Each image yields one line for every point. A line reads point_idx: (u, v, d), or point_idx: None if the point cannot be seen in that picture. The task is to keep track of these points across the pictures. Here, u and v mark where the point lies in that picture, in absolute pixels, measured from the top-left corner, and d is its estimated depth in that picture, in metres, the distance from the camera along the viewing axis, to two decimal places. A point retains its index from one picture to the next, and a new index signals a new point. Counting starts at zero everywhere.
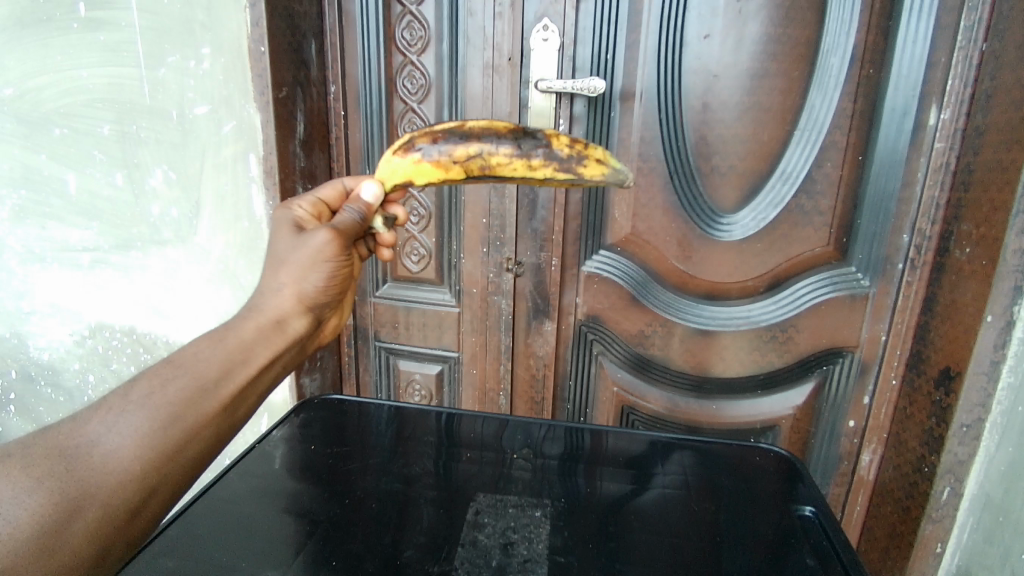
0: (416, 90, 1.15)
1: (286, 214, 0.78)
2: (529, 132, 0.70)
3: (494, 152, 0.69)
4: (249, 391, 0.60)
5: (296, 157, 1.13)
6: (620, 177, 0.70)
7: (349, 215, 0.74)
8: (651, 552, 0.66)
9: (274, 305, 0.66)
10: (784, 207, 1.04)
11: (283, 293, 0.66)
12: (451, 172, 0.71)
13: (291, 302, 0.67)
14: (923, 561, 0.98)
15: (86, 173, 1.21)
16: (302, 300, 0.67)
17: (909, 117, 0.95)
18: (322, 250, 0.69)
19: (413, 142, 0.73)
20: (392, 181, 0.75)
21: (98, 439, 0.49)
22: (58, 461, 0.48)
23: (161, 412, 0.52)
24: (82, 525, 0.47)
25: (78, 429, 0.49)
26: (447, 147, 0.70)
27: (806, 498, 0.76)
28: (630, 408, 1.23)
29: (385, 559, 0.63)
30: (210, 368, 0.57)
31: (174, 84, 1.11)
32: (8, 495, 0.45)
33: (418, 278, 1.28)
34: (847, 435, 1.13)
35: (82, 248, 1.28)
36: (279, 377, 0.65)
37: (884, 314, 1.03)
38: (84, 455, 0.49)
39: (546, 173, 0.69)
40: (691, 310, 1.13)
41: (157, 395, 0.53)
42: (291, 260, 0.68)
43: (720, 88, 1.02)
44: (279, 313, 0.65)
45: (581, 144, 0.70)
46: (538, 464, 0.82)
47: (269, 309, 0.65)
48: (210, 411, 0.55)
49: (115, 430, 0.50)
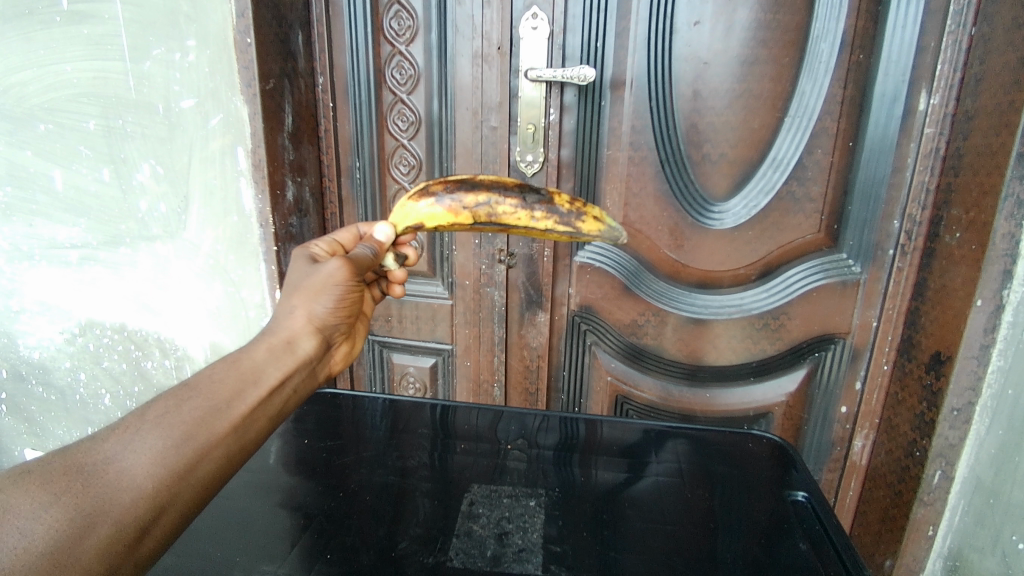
0: (405, 80, 1.14)
1: (308, 250, 0.80)
2: (534, 187, 0.75)
3: (501, 202, 0.73)
4: (258, 411, 0.58)
5: (285, 150, 1.12)
6: (615, 233, 0.74)
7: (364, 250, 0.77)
8: (646, 540, 0.66)
9: (286, 326, 0.66)
10: (775, 194, 1.04)
11: (295, 314, 0.67)
12: (461, 217, 0.74)
13: (302, 323, 0.68)
14: (914, 545, 0.99)
15: (72, 169, 1.20)
16: (313, 322, 0.69)
17: (899, 103, 0.94)
18: (333, 275, 0.70)
19: (428, 188, 0.77)
20: (405, 223, 0.78)
21: (113, 455, 0.47)
22: (75, 478, 0.45)
23: (175, 430, 0.50)
24: (93, 543, 0.44)
25: (95, 446, 0.47)
26: (460, 195, 0.75)
27: (800, 484, 0.77)
28: (625, 398, 1.24)
29: (380, 550, 0.63)
30: (223, 388, 0.55)
31: (160, 77, 1.09)
32: (26, 509, 0.43)
33: (410, 271, 1.27)
34: (839, 421, 1.13)
35: (70, 245, 1.27)
36: (292, 399, 0.64)
37: (875, 300, 1.04)
38: (99, 472, 0.46)
39: (547, 225, 0.73)
40: (683, 298, 1.13)
41: (172, 414, 0.51)
42: (301, 285, 0.70)
43: (711, 76, 1.02)
44: (290, 334, 0.66)
45: (579, 201, 0.74)
46: (534, 454, 0.83)
47: (280, 331, 0.66)
48: (222, 430, 0.53)
49: (132, 448, 0.48)
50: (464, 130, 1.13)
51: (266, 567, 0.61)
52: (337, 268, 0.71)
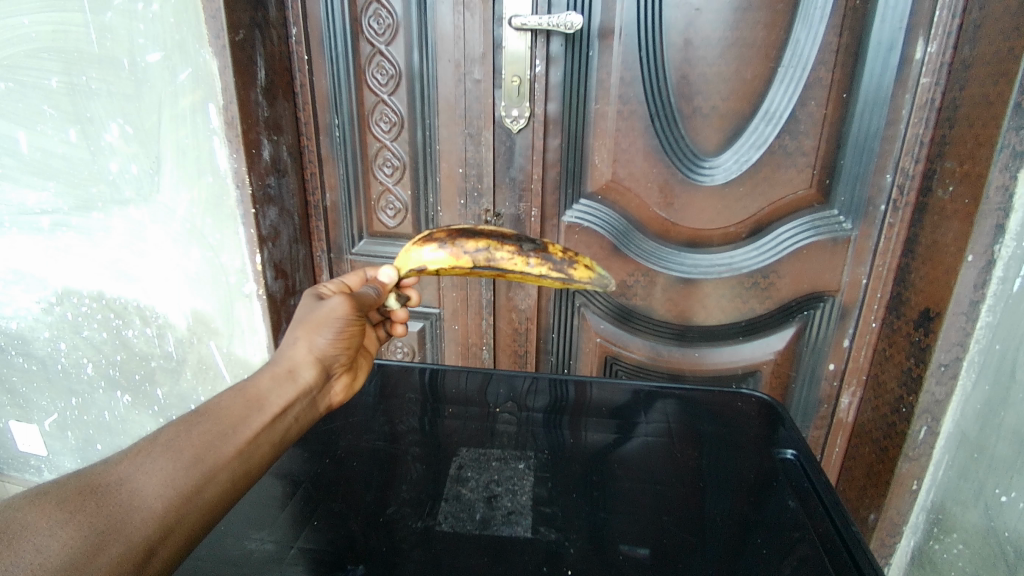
0: (383, 30, 1.09)
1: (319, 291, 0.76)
2: (529, 238, 0.76)
3: (499, 248, 0.73)
4: (262, 437, 0.55)
5: (259, 106, 1.07)
6: (604, 281, 0.75)
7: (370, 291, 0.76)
8: (636, 499, 0.65)
9: (288, 357, 0.63)
10: (767, 148, 1.02)
11: (297, 346, 0.65)
12: (461, 262, 0.73)
13: (303, 353, 0.64)
14: (899, 498, 1.01)
15: (37, 130, 1.14)
16: (313, 353, 0.65)
17: (895, 51, 0.92)
18: (334, 309, 0.67)
19: (430, 235, 0.77)
20: (407, 268, 0.77)
21: (127, 476, 0.44)
22: (89, 498, 0.42)
23: (185, 453, 0.48)
24: (106, 563, 0.40)
25: (109, 468, 0.44)
26: (460, 240, 0.74)
27: (787, 441, 0.76)
28: (614, 359, 1.22)
29: (368, 516, 0.62)
30: (224, 414, 0.53)
31: (122, 29, 1.03)
32: (41, 527, 0.39)
33: (394, 233, 1.25)
34: (827, 378, 1.13)
35: (40, 211, 1.22)
36: (293, 429, 0.60)
37: (865, 257, 1.02)
38: (113, 491, 0.43)
39: (542, 270, 0.73)
40: (673, 258, 1.12)
41: (182, 436, 0.49)
42: (303, 319, 0.67)
43: (703, 23, 0.98)
44: (291, 363, 0.63)
45: (572, 251, 0.75)
46: (523, 417, 0.81)
47: (282, 360, 0.63)
48: (228, 455, 0.50)
49: (143, 469, 0.45)
50: (446, 84, 1.09)
51: (254, 534, 0.59)
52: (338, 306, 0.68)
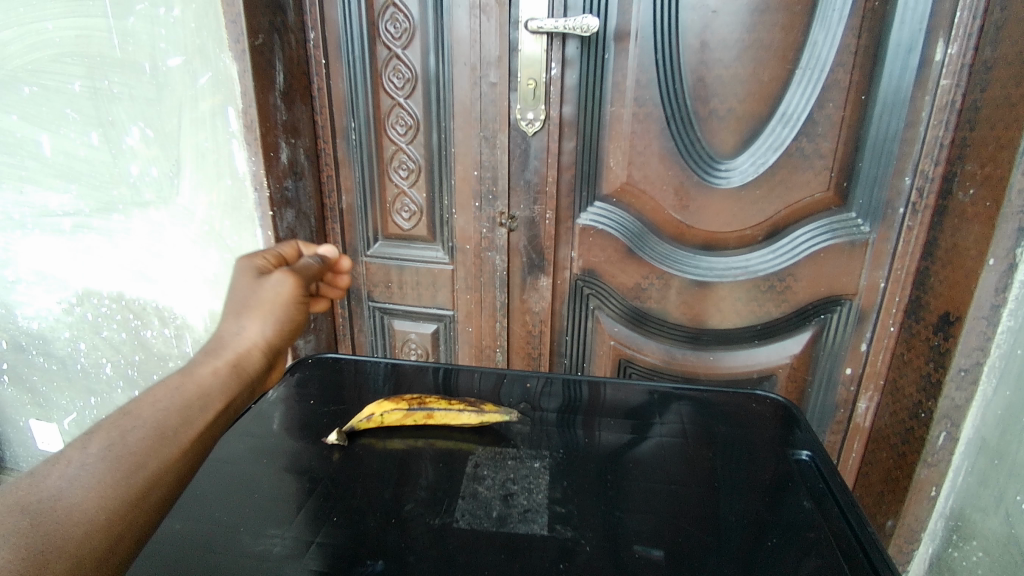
0: (399, 34, 1.10)
1: (247, 266, 0.68)
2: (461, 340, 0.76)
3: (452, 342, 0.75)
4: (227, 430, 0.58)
5: (277, 110, 1.09)
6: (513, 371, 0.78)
7: (310, 266, 0.72)
8: (651, 500, 0.65)
9: (233, 344, 0.61)
10: (784, 151, 1.01)
11: (245, 334, 0.61)
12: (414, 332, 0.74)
13: (253, 346, 0.62)
14: (917, 505, 1.00)
15: (60, 134, 1.16)
16: (262, 345, 0.62)
17: (915, 53, 0.91)
18: (280, 293, 0.65)
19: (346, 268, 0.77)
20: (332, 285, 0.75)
21: (59, 492, 0.44)
22: (20, 516, 0.41)
23: (123, 462, 0.48)
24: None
25: (36, 483, 0.44)
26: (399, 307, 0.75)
27: (803, 443, 0.76)
28: (628, 362, 1.22)
29: (386, 514, 0.62)
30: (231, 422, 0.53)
31: (144, 34, 1.05)
32: None
33: (409, 236, 1.25)
34: (844, 382, 1.12)
35: (63, 213, 1.25)
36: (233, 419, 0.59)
37: (884, 260, 1.01)
38: (47, 508, 0.43)
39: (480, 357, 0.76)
40: (688, 261, 1.11)
41: (116, 446, 0.48)
42: (245, 305, 0.63)
43: (720, 25, 0.98)
44: (237, 352, 0.60)
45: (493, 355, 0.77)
46: (537, 417, 0.81)
47: (231, 349, 0.60)
48: None
49: (77, 483, 0.45)
50: (462, 87, 1.10)
51: (272, 532, 0.60)
52: (267, 335, 0.62)
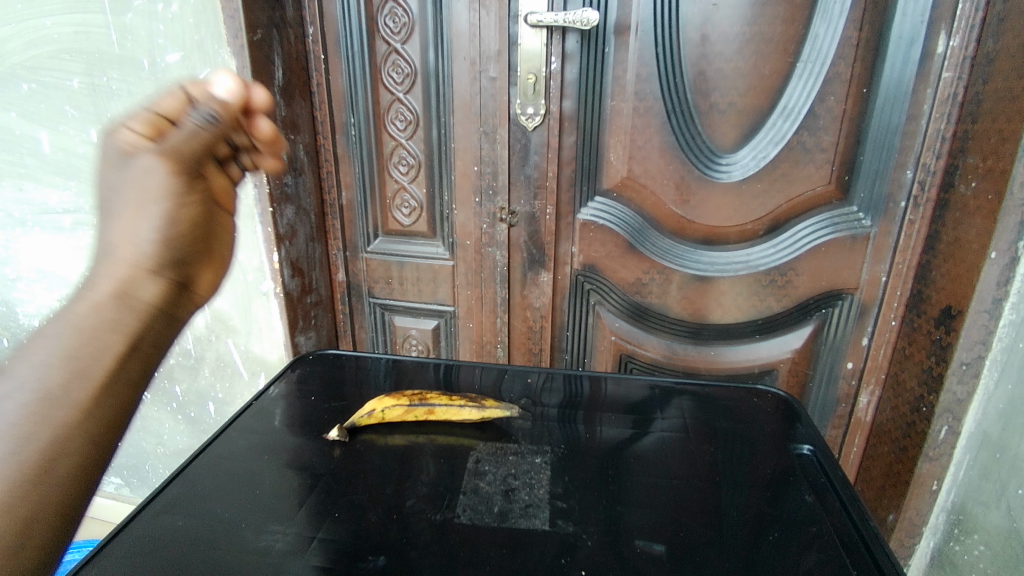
0: (398, 29, 1.10)
1: (115, 142, 0.44)
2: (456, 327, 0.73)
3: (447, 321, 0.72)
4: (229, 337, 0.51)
5: (276, 105, 1.08)
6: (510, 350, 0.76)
7: (189, 132, 0.45)
8: (652, 494, 0.65)
9: (115, 251, 0.43)
10: (785, 145, 1.00)
11: (129, 248, 0.43)
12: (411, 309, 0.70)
13: (123, 270, 0.42)
14: (918, 499, 1.00)
15: (59, 130, 1.16)
16: (141, 264, 0.43)
17: (917, 45, 0.90)
18: (149, 188, 0.43)
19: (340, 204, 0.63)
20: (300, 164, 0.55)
21: None
22: None
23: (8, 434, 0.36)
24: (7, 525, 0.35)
25: None
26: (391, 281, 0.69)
27: (804, 438, 0.76)
28: (629, 357, 1.22)
29: (388, 509, 0.62)
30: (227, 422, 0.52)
31: (142, 30, 1.04)
32: None
33: (410, 232, 1.25)
34: (845, 377, 1.12)
35: (62, 210, 1.24)
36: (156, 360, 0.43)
37: (885, 254, 1.01)
38: None
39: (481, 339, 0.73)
40: (688, 256, 1.11)
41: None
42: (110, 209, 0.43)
43: (720, 18, 0.97)
44: (123, 274, 0.42)
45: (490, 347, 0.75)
46: (538, 413, 0.81)
47: (111, 273, 0.42)
48: None
49: None
50: (461, 82, 1.10)
51: (273, 527, 0.60)
52: (153, 247, 0.43)
